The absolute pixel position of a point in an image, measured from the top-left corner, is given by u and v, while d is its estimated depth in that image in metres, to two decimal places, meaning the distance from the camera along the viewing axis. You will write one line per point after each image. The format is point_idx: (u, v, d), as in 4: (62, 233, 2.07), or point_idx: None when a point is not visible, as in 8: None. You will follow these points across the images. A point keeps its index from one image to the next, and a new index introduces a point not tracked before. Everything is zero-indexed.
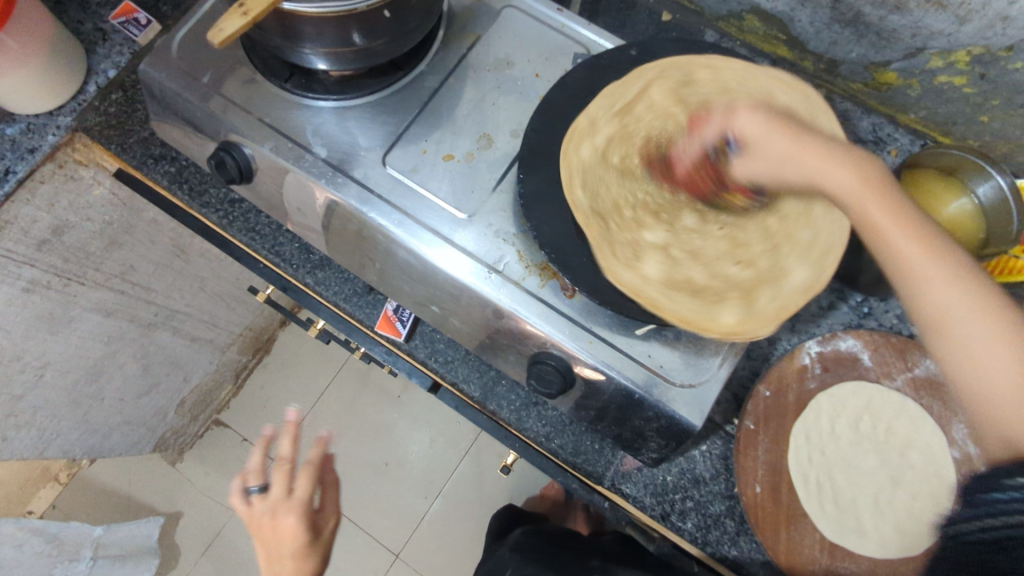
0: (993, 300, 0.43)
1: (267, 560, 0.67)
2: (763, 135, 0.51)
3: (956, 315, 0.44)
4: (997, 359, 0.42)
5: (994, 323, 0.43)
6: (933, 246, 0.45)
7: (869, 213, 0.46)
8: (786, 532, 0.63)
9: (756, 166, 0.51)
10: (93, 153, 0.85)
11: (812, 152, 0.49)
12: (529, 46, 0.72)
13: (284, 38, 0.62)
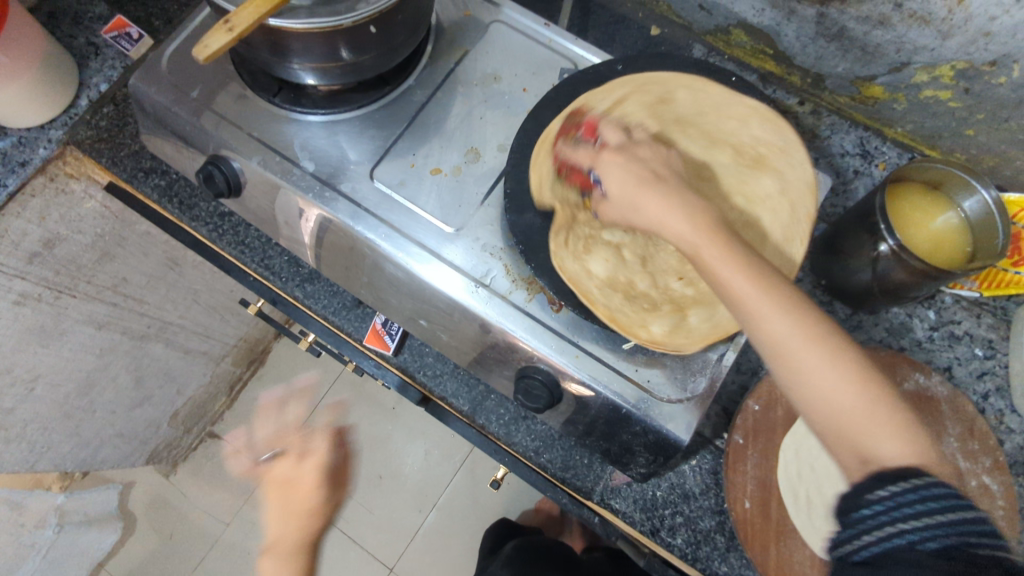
0: (819, 340, 0.43)
1: None
2: (624, 187, 0.52)
3: (791, 349, 0.43)
4: (824, 388, 0.43)
5: (820, 352, 0.43)
6: (759, 288, 0.45)
7: (706, 252, 0.47)
8: (775, 548, 0.63)
9: (618, 210, 0.53)
10: (85, 167, 0.87)
11: (652, 189, 0.51)
12: (517, 60, 0.72)
13: (272, 54, 0.62)
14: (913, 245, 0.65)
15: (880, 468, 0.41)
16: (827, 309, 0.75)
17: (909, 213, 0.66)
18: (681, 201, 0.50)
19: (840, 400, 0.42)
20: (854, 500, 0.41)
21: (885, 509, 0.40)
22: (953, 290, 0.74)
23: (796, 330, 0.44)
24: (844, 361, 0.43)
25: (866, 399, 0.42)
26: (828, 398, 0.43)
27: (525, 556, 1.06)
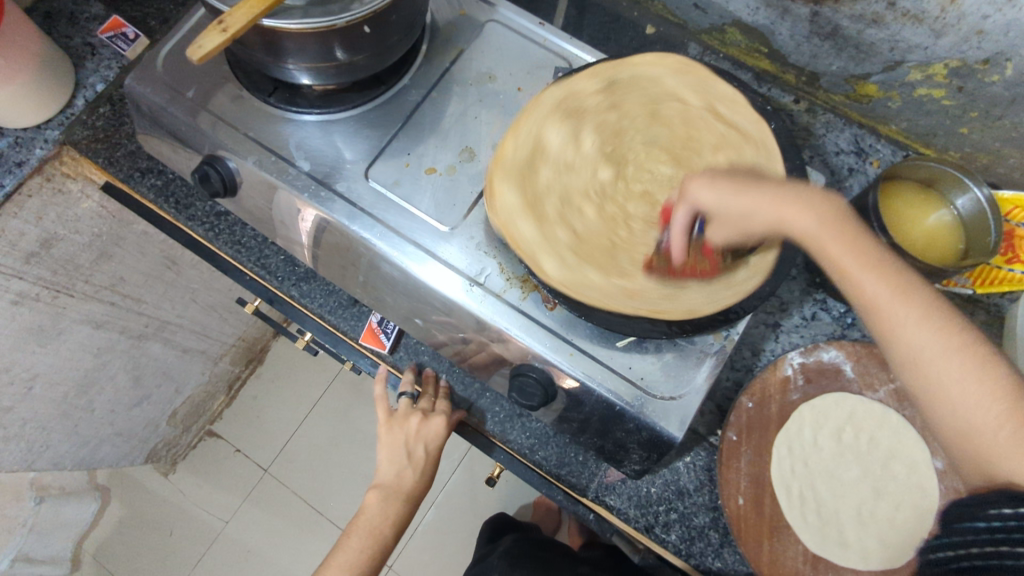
0: (960, 345, 0.49)
1: (394, 453, 0.78)
2: (719, 202, 0.54)
3: (928, 359, 0.50)
4: (966, 397, 0.48)
5: (954, 355, 0.49)
6: (895, 291, 0.51)
7: (820, 245, 0.53)
8: (769, 544, 0.63)
9: (724, 229, 0.55)
10: (82, 167, 0.86)
11: (769, 196, 0.54)
12: (511, 60, 0.72)
13: (267, 54, 0.62)
14: (907, 243, 0.65)
15: (998, 468, 0.47)
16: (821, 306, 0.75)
17: (904, 211, 0.66)
18: (799, 193, 0.54)
19: (963, 399, 0.48)
20: (973, 513, 0.47)
21: (993, 531, 0.45)
22: (949, 289, 0.74)
23: (887, 296, 0.51)
24: (961, 363, 0.49)
25: (1009, 409, 0.47)
26: (968, 403, 0.48)
27: (522, 551, 1.06)
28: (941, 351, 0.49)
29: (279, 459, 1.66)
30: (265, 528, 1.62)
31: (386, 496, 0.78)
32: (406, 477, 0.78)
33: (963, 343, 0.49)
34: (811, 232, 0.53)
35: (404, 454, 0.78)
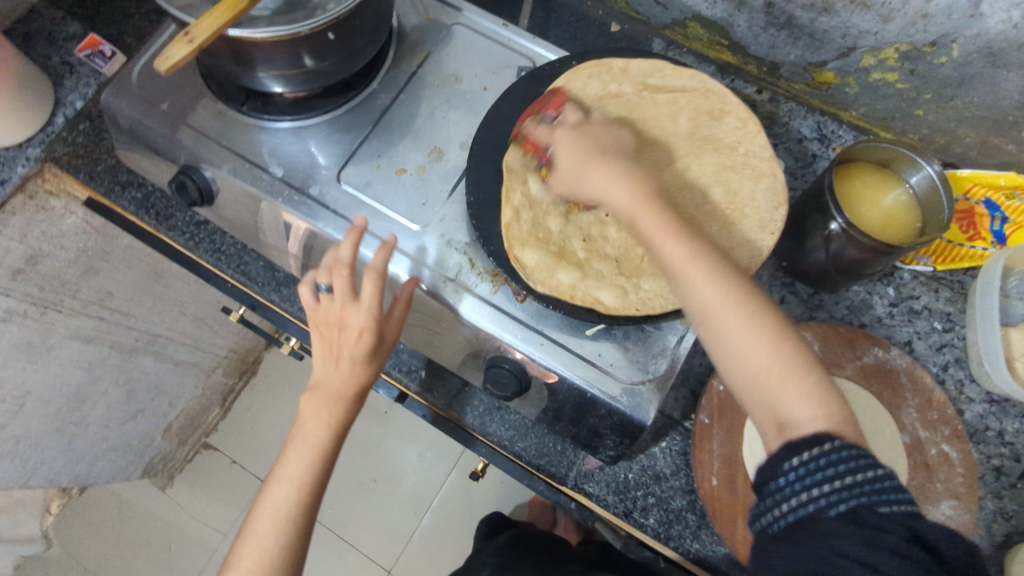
0: (752, 310, 0.51)
1: (326, 353, 0.65)
2: (606, 190, 0.58)
3: (716, 311, 0.51)
4: (756, 351, 0.50)
5: (752, 325, 0.51)
6: (712, 271, 0.53)
7: (639, 218, 0.56)
8: (743, 522, 0.65)
9: (612, 210, 0.58)
10: (64, 183, 0.88)
11: (598, 164, 0.59)
12: (476, 61, 0.74)
13: (237, 63, 0.64)
14: (866, 222, 0.67)
15: (795, 434, 0.47)
16: (789, 290, 0.77)
17: (861, 192, 0.69)
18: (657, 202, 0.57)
19: (761, 363, 0.50)
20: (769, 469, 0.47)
21: (804, 476, 0.45)
22: (909, 266, 0.77)
23: (720, 303, 0.51)
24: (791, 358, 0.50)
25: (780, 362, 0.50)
26: (772, 371, 0.49)
27: (513, 543, 1.07)
28: (774, 349, 0.50)
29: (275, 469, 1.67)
30: None
31: (321, 402, 0.65)
32: (335, 378, 0.64)
33: (752, 299, 0.52)
34: (679, 262, 0.53)
35: (330, 362, 0.65)
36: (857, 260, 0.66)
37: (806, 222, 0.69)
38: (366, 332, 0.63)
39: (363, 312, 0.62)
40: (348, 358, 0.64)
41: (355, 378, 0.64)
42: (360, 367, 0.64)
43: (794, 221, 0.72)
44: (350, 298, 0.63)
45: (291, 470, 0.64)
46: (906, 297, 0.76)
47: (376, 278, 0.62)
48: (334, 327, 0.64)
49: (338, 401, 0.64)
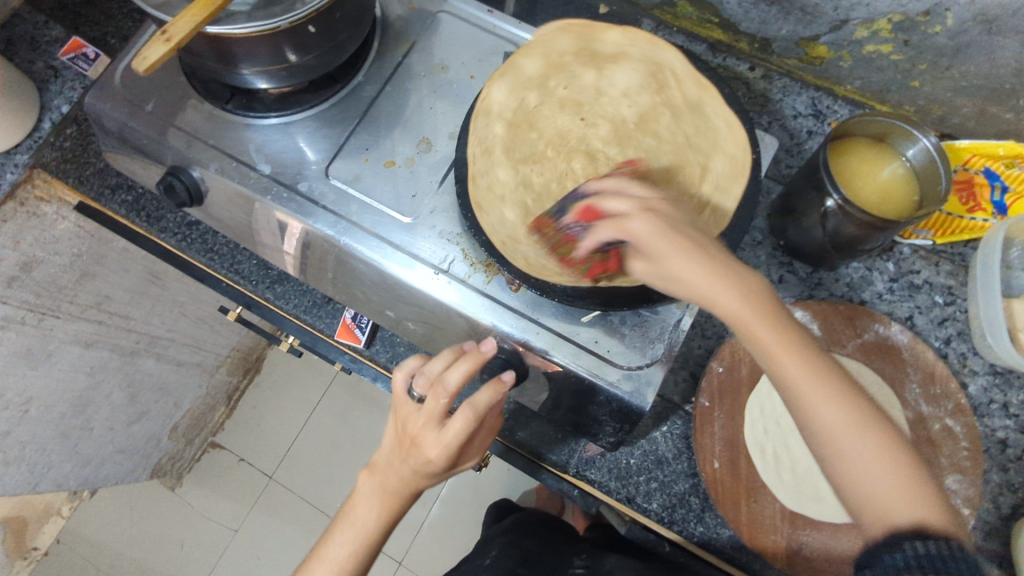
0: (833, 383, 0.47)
1: (400, 452, 0.62)
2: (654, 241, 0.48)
3: (834, 429, 0.47)
4: (876, 474, 0.46)
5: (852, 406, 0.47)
6: (816, 374, 0.47)
7: (752, 329, 0.47)
8: (747, 504, 0.64)
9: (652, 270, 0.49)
10: (54, 189, 0.88)
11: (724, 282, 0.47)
12: (462, 49, 0.73)
13: (218, 61, 0.63)
14: (862, 198, 0.66)
15: (891, 522, 0.46)
16: (787, 269, 0.77)
17: (857, 167, 0.68)
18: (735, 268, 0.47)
19: (885, 489, 0.46)
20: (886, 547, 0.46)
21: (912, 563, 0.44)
22: (909, 240, 0.76)
23: (810, 382, 0.47)
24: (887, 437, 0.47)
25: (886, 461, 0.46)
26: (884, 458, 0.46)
27: (521, 526, 1.08)
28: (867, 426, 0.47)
29: (282, 466, 1.67)
30: (274, 534, 1.64)
31: (375, 490, 0.63)
32: (396, 478, 0.61)
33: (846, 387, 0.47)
34: (735, 313, 0.47)
35: (401, 465, 0.61)
36: (854, 236, 0.65)
37: (802, 201, 0.68)
38: (444, 463, 0.59)
39: (450, 447, 0.58)
40: (411, 474, 0.61)
41: (416, 489, 0.62)
42: (420, 482, 0.62)
43: (790, 199, 0.71)
44: (438, 419, 0.59)
45: (339, 544, 0.60)
46: (906, 272, 0.75)
47: (461, 410, 0.58)
48: (412, 437, 0.60)
49: (398, 499, 0.62)
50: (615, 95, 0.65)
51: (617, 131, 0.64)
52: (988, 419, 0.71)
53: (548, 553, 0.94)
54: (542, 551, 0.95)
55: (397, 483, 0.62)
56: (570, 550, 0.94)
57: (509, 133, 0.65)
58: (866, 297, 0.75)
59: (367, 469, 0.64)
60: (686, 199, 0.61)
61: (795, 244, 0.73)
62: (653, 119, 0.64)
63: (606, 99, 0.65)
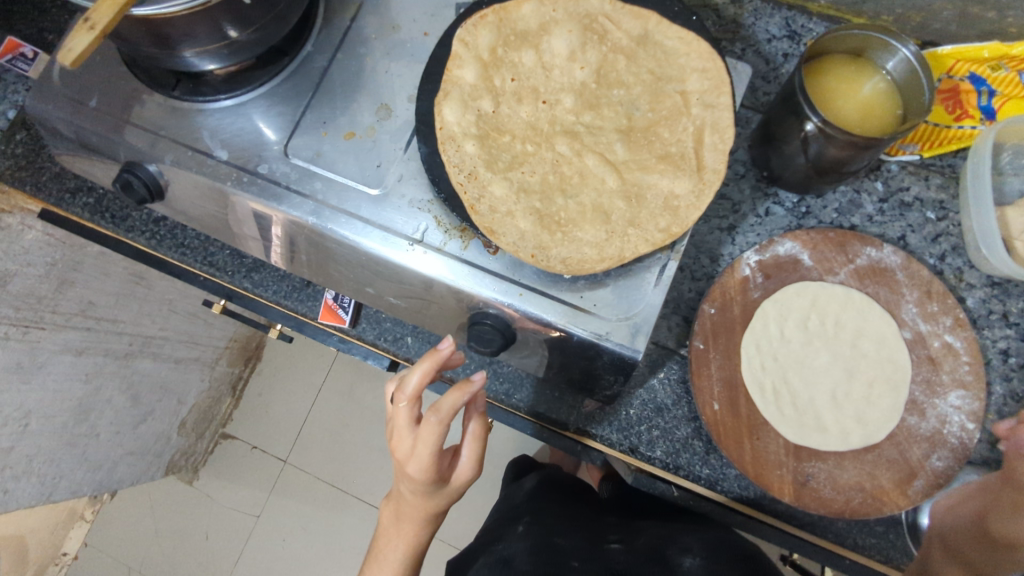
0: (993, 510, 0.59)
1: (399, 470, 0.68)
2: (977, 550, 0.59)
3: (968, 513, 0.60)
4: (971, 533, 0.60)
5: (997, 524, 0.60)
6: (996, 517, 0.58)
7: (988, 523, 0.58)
8: (750, 443, 0.63)
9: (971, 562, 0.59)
10: (15, 199, 0.86)
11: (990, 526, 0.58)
12: (412, 4, 0.69)
13: (155, 46, 0.59)
14: (844, 117, 0.63)
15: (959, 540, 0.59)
16: (773, 200, 0.74)
17: (837, 86, 0.65)
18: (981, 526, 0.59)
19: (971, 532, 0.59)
20: None
21: None
22: (896, 157, 0.73)
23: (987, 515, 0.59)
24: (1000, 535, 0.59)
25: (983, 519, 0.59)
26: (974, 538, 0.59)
27: (547, 492, 1.02)
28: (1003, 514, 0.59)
29: (295, 448, 1.68)
30: (296, 515, 1.66)
31: (403, 514, 0.74)
32: (407, 493, 0.70)
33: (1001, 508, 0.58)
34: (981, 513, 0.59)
35: (403, 487, 0.70)
36: (837, 159, 0.63)
37: (783, 126, 0.65)
38: (424, 474, 0.64)
39: (419, 459, 0.62)
40: (411, 488, 0.68)
41: (424, 501, 0.70)
42: (423, 493, 0.69)
43: (770, 127, 0.68)
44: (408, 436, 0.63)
45: (393, 542, 0.77)
46: (895, 191, 0.73)
47: (431, 426, 0.60)
48: (395, 456, 0.66)
49: (415, 517, 0.73)
50: (563, 64, 0.63)
51: (582, 97, 0.62)
52: (989, 331, 0.69)
53: (580, 522, 0.89)
54: (573, 519, 0.90)
55: (410, 500, 0.71)
56: (602, 520, 0.90)
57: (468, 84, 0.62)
58: (857, 221, 0.73)
59: (389, 502, 0.78)
60: (654, 140, 0.61)
61: (778, 174, 0.70)
62: (611, 70, 0.62)
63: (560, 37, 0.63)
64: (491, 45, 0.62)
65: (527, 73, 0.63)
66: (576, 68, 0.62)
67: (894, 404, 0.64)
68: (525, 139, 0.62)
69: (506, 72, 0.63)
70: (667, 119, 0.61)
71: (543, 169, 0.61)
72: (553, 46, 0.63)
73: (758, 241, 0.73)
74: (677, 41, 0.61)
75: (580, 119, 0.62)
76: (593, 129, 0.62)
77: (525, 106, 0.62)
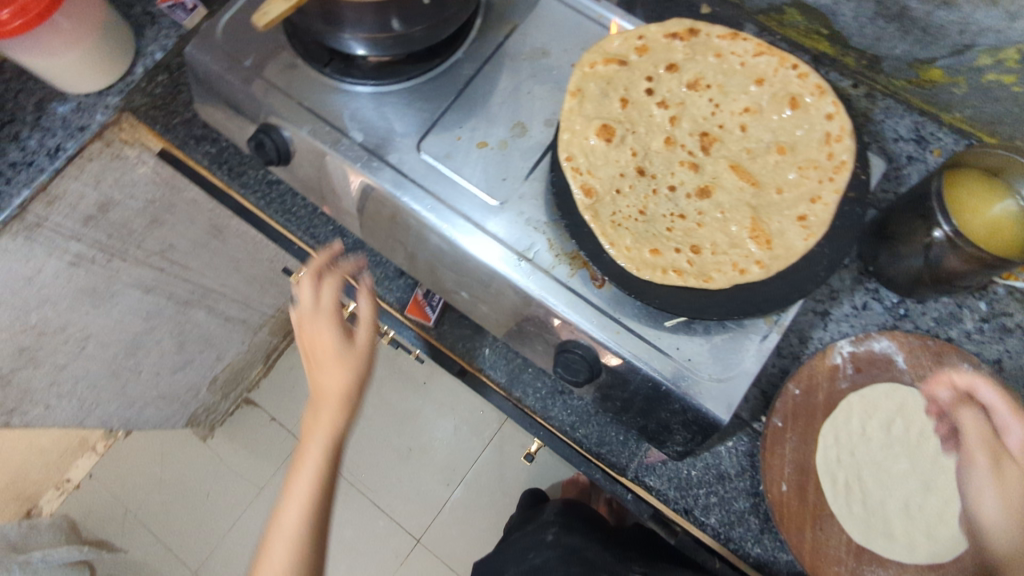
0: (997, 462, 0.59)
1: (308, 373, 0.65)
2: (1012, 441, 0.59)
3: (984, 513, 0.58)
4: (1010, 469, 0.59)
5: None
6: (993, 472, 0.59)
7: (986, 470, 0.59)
8: (811, 532, 0.62)
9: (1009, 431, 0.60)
10: (139, 133, 0.88)
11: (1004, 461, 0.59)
12: (566, 36, 0.72)
13: (325, 24, 0.64)
14: (968, 230, 0.64)
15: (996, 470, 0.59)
16: (872, 296, 0.74)
17: (968, 199, 0.65)
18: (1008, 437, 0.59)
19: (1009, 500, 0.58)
20: None
21: None
22: (1007, 282, 0.72)
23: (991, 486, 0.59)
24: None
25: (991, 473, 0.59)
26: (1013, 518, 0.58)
27: (581, 506, 1.05)
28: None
29: None
30: None
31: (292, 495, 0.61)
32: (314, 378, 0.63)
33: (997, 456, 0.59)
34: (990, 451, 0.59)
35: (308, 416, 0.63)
36: (955, 270, 0.63)
37: (902, 228, 0.66)
38: (330, 307, 0.65)
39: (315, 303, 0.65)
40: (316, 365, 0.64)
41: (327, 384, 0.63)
42: (335, 356, 0.63)
43: (888, 224, 0.68)
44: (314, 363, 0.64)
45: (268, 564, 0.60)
46: (998, 313, 0.72)
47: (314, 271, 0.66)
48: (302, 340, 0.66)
49: (302, 482, 0.61)
50: (703, 108, 0.66)
51: (710, 143, 0.64)
52: None
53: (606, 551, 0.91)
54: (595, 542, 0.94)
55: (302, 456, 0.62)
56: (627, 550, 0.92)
57: (609, 113, 0.64)
58: (954, 335, 0.72)
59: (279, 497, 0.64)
60: (778, 202, 0.62)
61: (886, 271, 0.70)
62: (745, 129, 0.65)
63: (706, 95, 0.66)
64: (643, 78, 0.66)
65: (665, 114, 0.65)
66: (717, 117, 0.65)
67: (967, 530, 0.62)
68: (650, 171, 0.64)
69: (644, 108, 0.66)
70: (788, 183, 0.63)
71: (656, 203, 0.63)
72: (699, 93, 0.66)
73: (851, 332, 0.73)
74: (820, 119, 0.64)
75: (706, 162, 0.64)
76: (719, 178, 0.63)
77: (656, 141, 0.65)
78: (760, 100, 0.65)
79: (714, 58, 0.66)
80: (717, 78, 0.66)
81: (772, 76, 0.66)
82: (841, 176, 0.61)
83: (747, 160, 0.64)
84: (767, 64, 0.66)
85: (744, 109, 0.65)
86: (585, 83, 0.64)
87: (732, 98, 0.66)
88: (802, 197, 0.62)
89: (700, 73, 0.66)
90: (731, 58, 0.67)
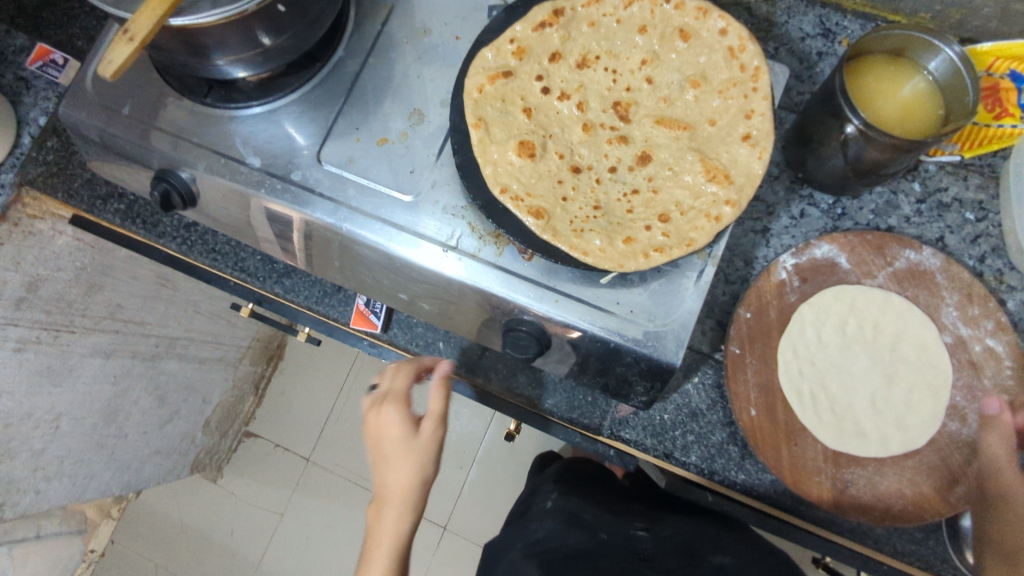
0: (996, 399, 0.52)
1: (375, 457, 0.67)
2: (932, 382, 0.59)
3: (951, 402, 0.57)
4: None
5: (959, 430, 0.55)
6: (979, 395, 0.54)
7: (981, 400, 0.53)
8: (788, 449, 0.63)
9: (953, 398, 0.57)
10: (45, 205, 0.85)
11: None
12: (444, 8, 0.69)
13: (190, 54, 0.60)
14: (879, 118, 0.63)
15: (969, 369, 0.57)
16: (808, 203, 0.74)
17: (875, 86, 0.64)
18: None
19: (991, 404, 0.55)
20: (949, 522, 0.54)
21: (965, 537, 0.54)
22: (936, 157, 0.72)
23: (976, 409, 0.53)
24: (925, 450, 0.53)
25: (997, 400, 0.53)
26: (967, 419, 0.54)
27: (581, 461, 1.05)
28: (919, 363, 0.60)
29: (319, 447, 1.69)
30: (319, 514, 1.67)
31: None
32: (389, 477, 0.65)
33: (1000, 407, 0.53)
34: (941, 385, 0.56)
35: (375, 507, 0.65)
36: (877, 161, 0.62)
37: (822, 129, 0.64)
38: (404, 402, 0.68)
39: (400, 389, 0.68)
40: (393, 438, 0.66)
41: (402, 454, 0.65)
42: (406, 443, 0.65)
43: (806, 127, 0.67)
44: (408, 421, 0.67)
45: None
46: (932, 191, 0.73)
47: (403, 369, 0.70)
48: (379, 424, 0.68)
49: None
50: (603, 80, 0.64)
51: (629, 113, 0.64)
52: None
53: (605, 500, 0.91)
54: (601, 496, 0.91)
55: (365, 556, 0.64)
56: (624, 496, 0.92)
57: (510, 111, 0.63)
58: (893, 223, 0.72)
59: None
60: (717, 137, 0.62)
61: (814, 175, 0.69)
62: (653, 80, 0.64)
63: (601, 66, 0.65)
64: (534, 79, 0.64)
65: (567, 96, 0.64)
66: (621, 87, 0.65)
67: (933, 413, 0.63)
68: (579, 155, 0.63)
69: (546, 97, 0.64)
70: (718, 114, 0.63)
71: (598, 188, 0.62)
72: (594, 66, 0.65)
73: (793, 243, 0.73)
74: (715, 47, 0.63)
75: (635, 130, 0.64)
76: (653, 143, 0.63)
77: (572, 122, 0.64)
78: (652, 48, 0.64)
79: (589, 28, 0.65)
80: (603, 49, 0.65)
81: (649, 22, 0.64)
82: (761, 83, 0.61)
83: (671, 108, 0.64)
84: (641, 10, 0.64)
85: (642, 71, 0.64)
86: (482, 111, 0.62)
87: (625, 60, 0.65)
88: (736, 117, 0.62)
89: (588, 43, 0.65)
90: (604, 21, 0.65)
